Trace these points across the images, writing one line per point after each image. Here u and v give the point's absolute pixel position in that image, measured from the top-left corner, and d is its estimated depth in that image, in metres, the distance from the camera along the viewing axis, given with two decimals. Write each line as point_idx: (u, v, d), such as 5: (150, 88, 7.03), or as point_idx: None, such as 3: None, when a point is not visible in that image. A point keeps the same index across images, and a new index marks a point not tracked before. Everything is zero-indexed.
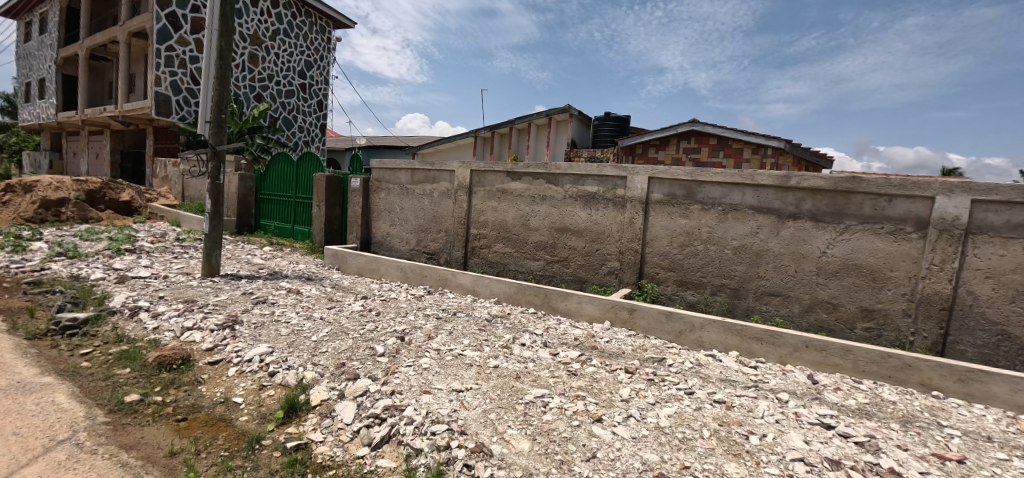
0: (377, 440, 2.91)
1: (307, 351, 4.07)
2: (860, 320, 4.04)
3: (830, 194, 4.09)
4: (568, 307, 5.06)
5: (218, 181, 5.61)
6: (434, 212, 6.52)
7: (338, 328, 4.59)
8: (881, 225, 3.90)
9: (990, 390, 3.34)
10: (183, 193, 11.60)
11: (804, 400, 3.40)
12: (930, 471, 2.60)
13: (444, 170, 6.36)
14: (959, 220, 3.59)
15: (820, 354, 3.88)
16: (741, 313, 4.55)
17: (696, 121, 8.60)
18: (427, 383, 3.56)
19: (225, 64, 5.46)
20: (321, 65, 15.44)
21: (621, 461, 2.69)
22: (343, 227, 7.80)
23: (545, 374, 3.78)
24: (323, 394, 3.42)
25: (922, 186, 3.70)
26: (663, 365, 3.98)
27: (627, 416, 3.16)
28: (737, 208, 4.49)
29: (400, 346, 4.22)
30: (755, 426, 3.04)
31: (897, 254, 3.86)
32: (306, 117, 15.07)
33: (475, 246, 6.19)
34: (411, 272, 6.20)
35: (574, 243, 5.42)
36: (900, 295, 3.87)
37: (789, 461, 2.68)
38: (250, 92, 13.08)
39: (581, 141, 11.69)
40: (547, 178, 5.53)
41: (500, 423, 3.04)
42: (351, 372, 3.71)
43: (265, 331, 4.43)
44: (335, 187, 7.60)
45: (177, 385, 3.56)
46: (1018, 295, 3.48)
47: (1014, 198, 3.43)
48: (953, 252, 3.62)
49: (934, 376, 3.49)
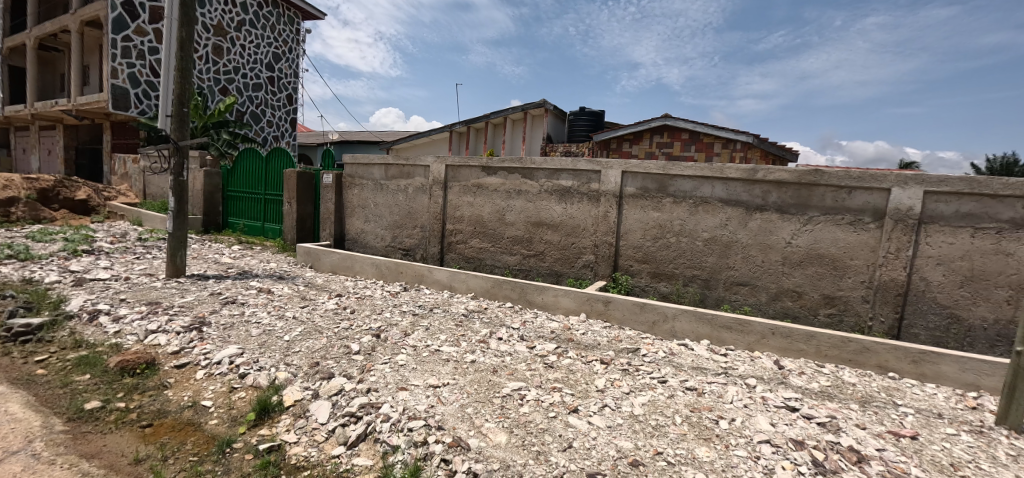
0: (354, 438, 2.88)
1: (279, 351, 3.98)
2: (823, 306, 4.22)
3: (794, 186, 4.25)
4: (545, 300, 5.10)
5: (181, 178, 5.38)
6: (409, 208, 6.45)
7: (312, 327, 4.50)
8: (842, 215, 4.08)
9: (941, 370, 3.56)
10: (143, 190, 11.12)
11: (770, 384, 3.54)
12: (886, 448, 2.76)
13: (418, 165, 6.29)
14: (912, 210, 3.80)
15: (785, 341, 4.05)
16: (712, 303, 4.69)
17: (669, 116, 8.78)
18: (404, 380, 3.55)
19: (186, 56, 5.22)
20: (289, 57, 14.94)
21: (597, 450, 2.74)
22: (317, 225, 7.64)
23: (522, 367, 3.81)
24: (296, 394, 3.36)
25: (879, 179, 3.89)
26: (637, 355, 4.07)
27: (603, 406, 3.23)
28: (707, 201, 4.62)
29: (376, 343, 4.18)
30: (725, 411, 3.15)
31: (856, 243, 4.04)
32: (274, 111, 14.59)
33: (451, 242, 6.16)
34: (387, 269, 6.13)
35: (550, 237, 5.46)
36: (860, 282, 4.06)
37: (756, 443, 2.80)
38: (214, 85, 12.58)
39: (557, 136, 11.69)
40: (523, 173, 5.55)
41: (478, 416, 3.06)
42: (326, 371, 3.66)
43: (235, 332, 4.31)
44: (306, 184, 7.42)
45: (142, 390, 3.43)
46: (965, 280, 3.71)
47: (962, 189, 3.65)
48: (907, 241, 3.82)
49: (890, 358, 3.70)
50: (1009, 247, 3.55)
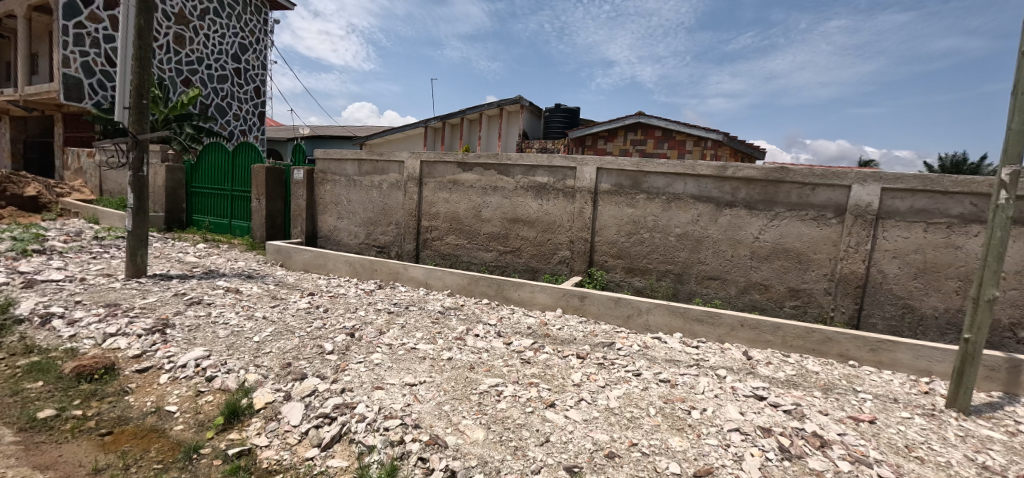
0: (328, 440, 2.83)
1: (249, 353, 3.86)
2: (788, 299, 4.40)
3: (761, 183, 4.40)
4: (521, 297, 5.12)
5: (140, 173, 5.12)
6: (383, 205, 6.34)
7: (283, 327, 4.38)
8: (806, 211, 4.25)
9: (897, 357, 3.76)
10: (99, 186, 10.56)
11: (740, 374, 3.67)
12: (847, 432, 2.90)
13: (392, 160, 6.19)
14: (871, 206, 3.99)
15: (754, 332, 4.19)
16: (684, 297, 4.81)
17: (642, 113, 8.93)
18: (379, 378, 3.50)
19: (145, 44, 4.96)
20: (257, 48, 14.40)
21: (573, 443, 2.78)
22: (287, 222, 7.42)
23: (499, 363, 3.82)
24: (267, 396, 3.27)
25: (841, 176, 4.06)
26: (612, 349, 4.14)
27: (579, 400, 3.27)
28: (679, 197, 4.72)
29: (350, 342, 4.11)
30: (697, 402, 3.25)
31: (820, 238, 4.22)
32: (241, 104, 14.03)
33: (426, 239, 6.10)
34: (361, 267, 6.02)
35: (526, 233, 5.48)
36: (822, 275, 4.24)
37: (726, 432, 2.89)
38: (176, 76, 12.03)
39: (532, 132, 11.71)
40: (498, 169, 5.54)
41: (455, 414, 3.05)
42: (298, 372, 3.57)
43: (200, 334, 4.15)
44: (276, 179, 7.19)
45: (100, 397, 3.26)
46: (919, 272, 3.93)
47: (916, 186, 3.86)
48: (866, 235, 4.02)
49: (851, 347, 3.88)
50: (958, 241, 3.78)
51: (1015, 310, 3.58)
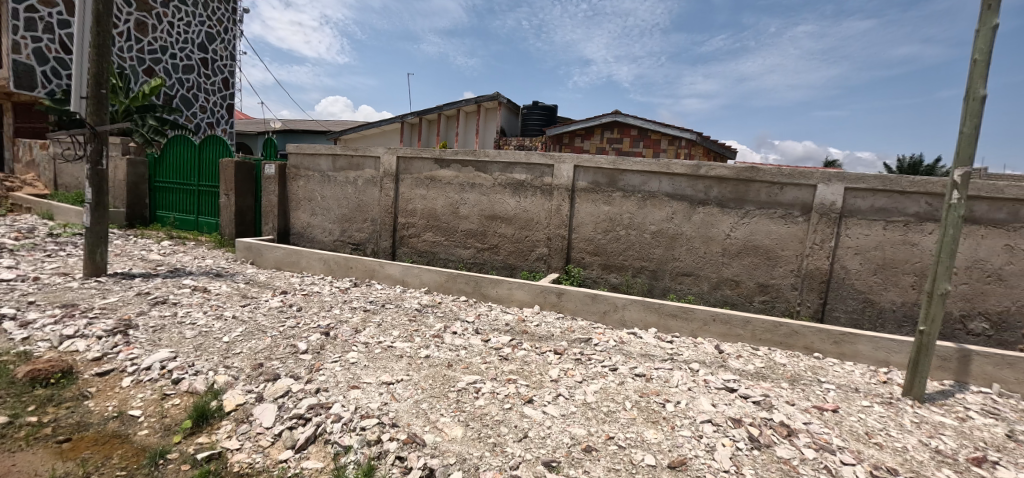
0: (302, 441, 2.77)
1: (218, 354, 3.74)
2: (757, 294, 4.55)
3: (733, 182, 4.53)
4: (499, 294, 5.12)
5: (99, 166, 4.87)
6: (358, 201, 6.23)
7: (254, 326, 4.25)
8: (775, 210, 4.41)
9: (858, 349, 3.95)
10: (53, 180, 10.00)
11: (712, 368, 3.78)
12: (812, 421, 3.04)
13: (368, 156, 6.09)
14: (835, 205, 4.17)
15: (725, 326, 4.33)
16: (659, 292, 4.92)
17: (618, 112, 9.04)
18: (356, 378, 3.45)
19: (103, 31, 4.70)
20: (225, 38, 13.85)
21: (551, 438, 2.81)
22: (258, 218, 7.19)
23: (477, 361, 3.81)
24: (238, 398, 3.18)
25: (808, 176, 4.23)
26: (589, 345, 4.20)
27: (557, 395, 3.30)
28: (654, 196, 4.82)
29: (325, 341, 4.03)
30: (671, 395, 3.33)
31: (787, 235, 4.38)
32: (208, 96, 13.44)
33: (403, 236, 6.03)
34: (335, 264, 5.90)
35: (503, 230, 5.48)
36: (789, 271, 4.41)
37: (699, 424, 2.98)
38: (138, 65, 11.46)
39: (510, 129, 11.69)
40: (476, 166, 5.52)
41: (433, 412, 3.04)
42: (271, 372, 3.48)
43: (166, 335, 3.98)
44: (246, 174, 6.95)
45: (57, 402, 3.09)
46: (879, 268, 4.14)
47: (876, 186, 4.06)
48: (830, 233, 4.20)
49: (815, 340, 4.05)
50: (914, 238, 3.99)
51: (965, 303, 3.81)
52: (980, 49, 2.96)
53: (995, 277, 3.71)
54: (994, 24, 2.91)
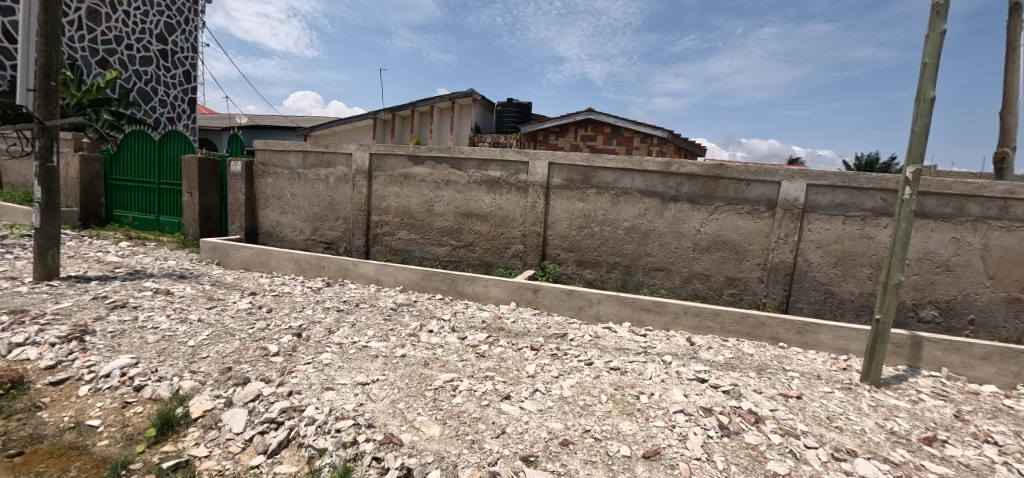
0: (275, 446, 2.71)
1: (183, 358, 3.59)
2: (727, 287, 4.70)
3: (702, 179, 4.67)
4: (475, 291, 5.11)
5: (49, 163, 4.58)
6: (330, 199, 6.09)
7: (221, 329, 4.11)
8: (742, 205, 4.57)
9: (820, 338, 4.14)
10: None
11: (684, 359, 3.90)
12: (777, 408, 3.17)
13: (339, 153, 5.95)
14: (798, 200, 4.36)
15: (696, 319, 4.46)
16: (633, 287, 5.02)
17: (592, 110, 9.13)
18: (330, 379, 3.39)
19: (53, 19, 4.41)
20: (186, 29, 13.09)
21: (529, 433, 2.84)
22: (224, 217, 6.93)
23: (453, 359, 3.80)
24: (206, 404, 3.07)
25: (772, 173, 4.40)
26: (565, 340, 4.25)
27: (534, 391, 3.34)
28: (627, 192, 4.91)
29: (297, 343, 3.93)
30: (645, 387, 3.42)
31: (754, 230, 4.55)
32: (169, 90, 12.70)
33: (376, 234, 5.93)
34: (306, 263, 5.75)
35: (478, 227, 5.47)
36: (756, 265, 4.58)
37: (672, 414, 3.07)
38: (90, 56, 10.81)
39: (485, 126, 11.67)
40: (451, 163, 5.48)
41: (410, 411, 3.02)
42: (240, 376, 3.37)
43: (126, 340, 3.80)
44: (210, 172, 6.69)
45: (7, 414, 2.91)
46: (838, 260, 4.35)
47: (836, 183, 4.26)
48: (794, 228, 4.39)
49: (780, 330, 4.23)
50: (871, 232, 4.22)
51: (917, 293, 4.05)
52: (929, 53, 3.14)
53: (944, 268, 3.96)
54: (942, 29, 3.09)
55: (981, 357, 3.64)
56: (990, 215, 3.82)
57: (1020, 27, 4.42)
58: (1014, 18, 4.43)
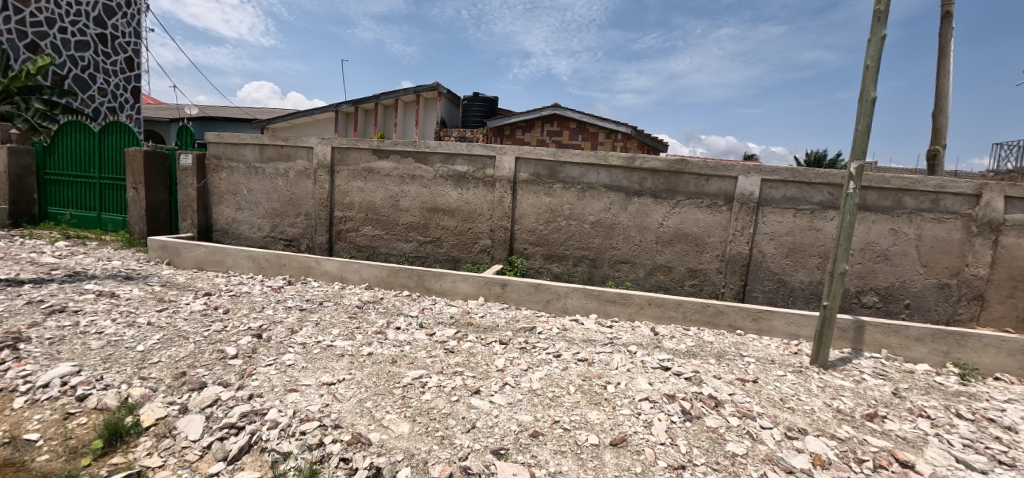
0: (235, 452, 2.61)
1: (132, 364, 3.38)
2: (688, 278, 4.88)
3: (664, 174, 4.81)
4: (442, 287, 5.07)
5: None
6: (290, 194, 5.87)
7: (173, 332, 3.89)
8: (702, 200, 4.74)
9: (773, 324, 4.38)
10: None
11: (648, 349, 4.03)
12: (735, 392, 3.34)
13: (300, 146, 5.74)
14: (753, 195, 4.57)
15: (659, 309, 4.61)
16: (599, 280, 5.13)
17: (558, 105, 9.20)
18: (293, 380, 3.28)
19: None
20: (128, 13, 11.75)
21: (499, 427, 2.87)
22: (174, 213, 6.54)
23: (422, 355, 3.76)
24: (158, 411, 2.91)
25: (730, 168, 4.60)
26: (534, 333, 4.30)
27: (503, 385, 3.36)
28: (593, 187, 4.99)
29: (257, 344, 3.78)
30: (611, 377, 3.51)
31: (713, 223, 4.74)
32: (110, 77, 11.36)
33: (340, 230, 5.77)
34: (265, 261, 5.53)
35: (446, 222, 5.42)
36: (715, 256, 4.77)
37: (637, 402, 3.17)
38: (18, 39, 9.48)
39: (451, 121, 11.52)
40: (416, 157, 5.40)
41: (378, 410, 2.97)
42: (195, 381, 3.21)
43: (66, 347, 3.54)
44: (157, 165, 6.29)
45: None
46: (790, 251, 4.60)
47: (787, 178, 4.50)
48: (749, 220, 4.60)
49: (738, 318, 4.44)
50: (819, 224, 4.49)
51: (859, 280, 4.35)
52: (871, 57, 3.36)
53: (883, 257, 4.27)
54: (882, 34, 3.31)
55: (916, 338, 3.96)
56: (923, 208, 4.15)
57: (950, 34, 4.79)
58: (945, 25, 4.80)
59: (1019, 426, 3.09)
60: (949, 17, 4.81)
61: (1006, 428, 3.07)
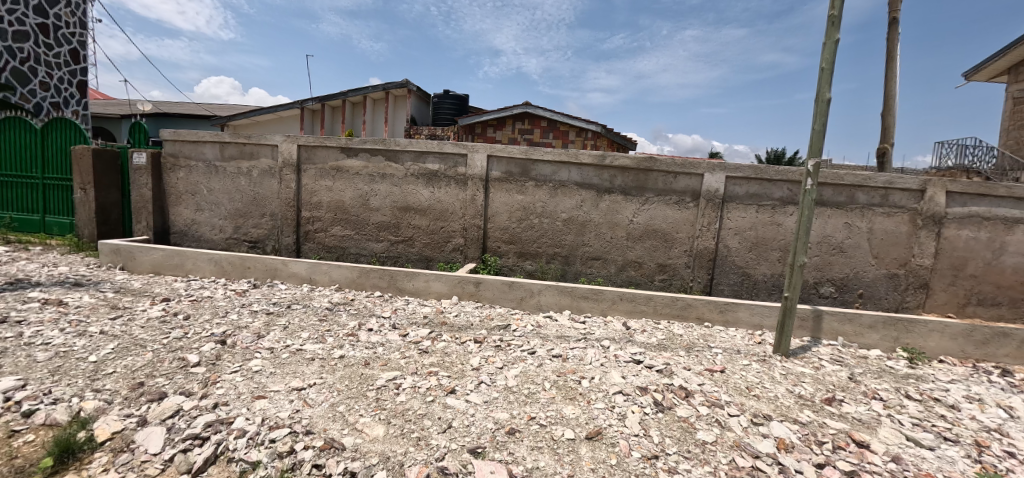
0: (200, 464, 2.50)
1: (83, 376, 3.18)
2: (658, 273, 5.01)
3: (634, 171, 4.92)
4: (415, 287, 5.00)
5: None
6: (253, 194, 5.65)
7: (129, 341, 3.68)
8: (670, 196, 4.88)
9: (739, 315, 4.55)
10: None
11: (621, 343, 4.12)
12: (704, 382, 3.46)
13: (264, 144, 5.53)
14: (718, 191, 4.74)
15: (631, 304, 4.71)
16: (572, 277, 5.19)
17: (529, 104, 9.24)
18: (261, 387, 3.17)
19: None
20: None
21: (475, 425, 2.87)
22: (127, 215, 6.18)
23: (396, 356, 3.71)
24: (114, 425, 2.75)
25: (696, 166, 4.74)
26: (508, 331, 4.31)
27: (478, 383, 3.36)
28: (564, 185, 5.05)
29: (221, 351, 3.63)
30: (585, 372, 3.56)
31: (681, 219, 4.88)
32: None
33: (308, 231, 5.60)
34: (228, 264, 5.31)
35: (418, 221, 5.36)
36: (683, 251, 4.92)
37: (612, 395, 3.24)
38: None
39: (421, 118, 11.35)
40: (386, 155, 5.30)
41: (351, 413, 2.92)
42: (155, 391, 3.05)
43: (8, 360, 3.29)
44: (107, 164, 5.93)
45: None
46: (753, 245, 4.80)
47: (750, 175, 4.69)
48: (715, 216, 4.77)
49: (705, 310, 4.59)
50: (780, 219, 4.70)
51: (817, 272, 4.58)
52: (826, 59, 3.53)
53: (838, 249, 4.51)
54: (836, 38, 3.49)
55: (869, 325, 4.21)
56: (874, 203, 4.41)
57: (897, 39, 5.10)
58: (892, 31, 5.10)
59: (960, 404, 3.34)
60: (895, 23, 5.12)
61: (950, 406, 3.32)
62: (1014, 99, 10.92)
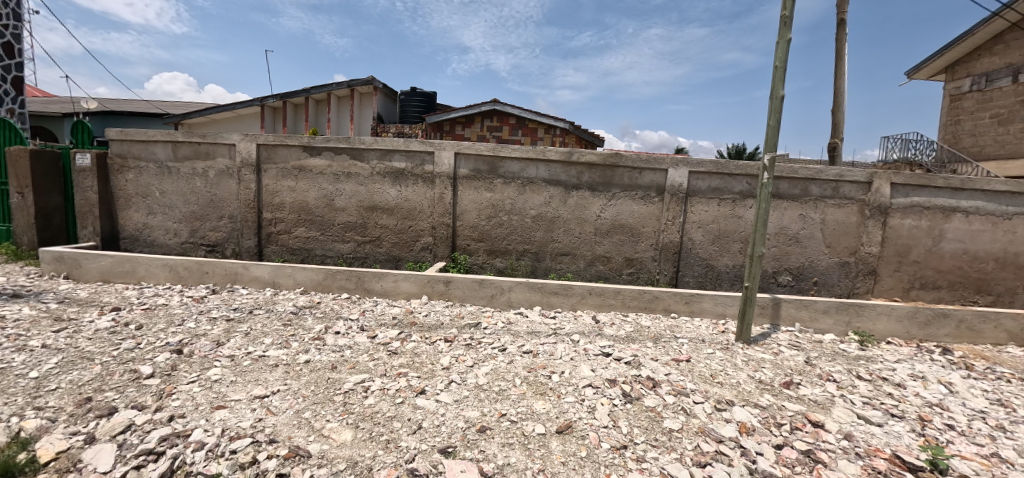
0: None
1: (22, 394, 2.97)
2: (625, 267, 5.11)
3: (600, 167, 4.99)
4: (384, 287, 4.91)
5: None
6: (210, 195, 5.42)
7: (75, 354, 3.47)
8: (636, 192, 4.98)
9: (704, 306, 4.70)
10: None
11: (590, 337, 4.18)
12: (671, 372, 3.55)
13: (220, 143, 5.31)
14: (681, 186, 4.87)
15: (600, 298, 4.79)
16: (542, 273, 5.22)
17: (496, 101, 9.21)
18: (221, 396, 3.05)
19: None
20: None
21: (446, 425, 2.85)
22: (72, 221, 5.81)
23: (364, 359, 3.64)
24: (58, 444, 2.59)
25: (660, 162, 4.87)
26: (479, 329, 4.30)
27: (449, 382, 3.34)
28: (532, 181, 5.07)
29: (177, 360, 3.46)
30: (556, 366, 3.60)
31: (646, 213, 4.99)
32: None
33: (270, 233, 5.43)
34: (184, 269, 5.07)
35: (385, 221, 5.27)
36: (649, 245, 5.03)
37: (581, 388, 3.28)
38: None
39: (388, 116, 11.15)
40: (351, 153, 5.18)
41: (317, 419, 2.85)
42: (104, 406, 2.89)
43: None
44: (47, 167, 5.55)
45: None
46: (716, 238, 4.96)
47: (711, 169, 4.84)
48: (679, 210, 4.90)
49: (671, 302, 4.71)
50: (740, 212, 4.88)
51: (776, 262, 4.77)
52: (779, 58, 3.67)
53: (795, 240, 4.71)
54: (788, 37, 3.64)
55: (823, 311, 4.42)
56: (826, 195, 4.64)
57: (845, 39, 5.36)
58: (841, 31, 5.36)
59: (905, 382, 3.56)
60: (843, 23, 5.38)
61: (896, 385, 3.53)
62: (951, 97, 11.69)
